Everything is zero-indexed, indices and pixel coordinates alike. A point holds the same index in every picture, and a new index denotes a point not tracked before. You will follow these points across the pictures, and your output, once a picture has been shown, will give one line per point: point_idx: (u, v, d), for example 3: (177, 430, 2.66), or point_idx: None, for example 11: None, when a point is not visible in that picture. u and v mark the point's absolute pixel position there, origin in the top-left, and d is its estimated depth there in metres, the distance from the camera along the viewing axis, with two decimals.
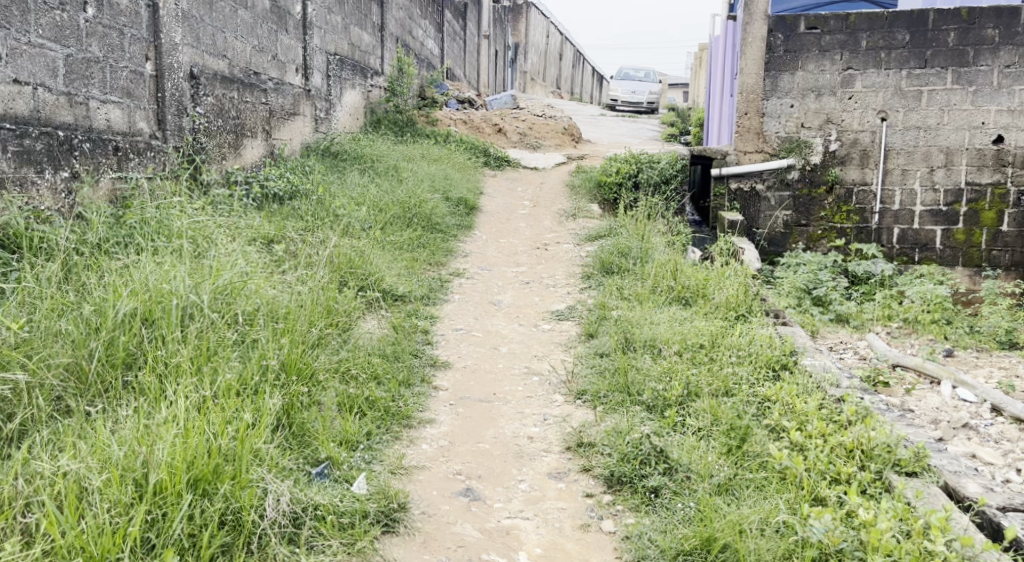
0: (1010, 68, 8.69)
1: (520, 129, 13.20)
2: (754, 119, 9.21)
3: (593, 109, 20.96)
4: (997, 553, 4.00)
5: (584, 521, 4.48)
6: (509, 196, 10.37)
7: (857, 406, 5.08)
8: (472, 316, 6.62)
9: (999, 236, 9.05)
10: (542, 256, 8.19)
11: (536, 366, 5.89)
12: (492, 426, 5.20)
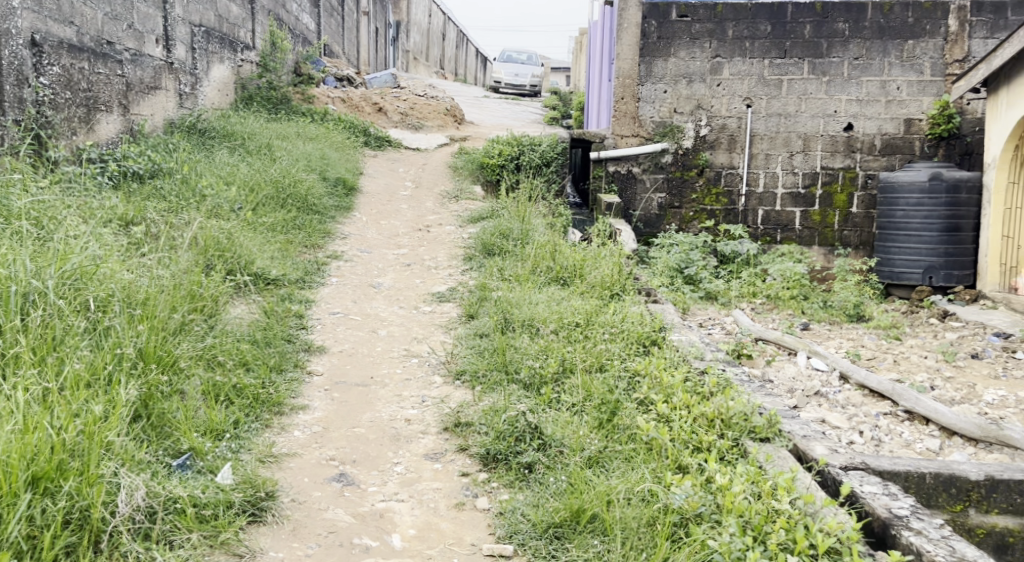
0: (858, 60, 9.13)
1: (401, 108, 13.12)
2: (630, 103, 9.42)
3: (478, 91, 20.99)
4: (836, 508, 4.11)
5: (459, 499, 4.50)
6: (390, 176, 10.32)
7: (719, 377, 5.31)
8: (351, 299, 6.60)
9: (849, 217, 9.44)
10: (424, 238, 8.19)
11: (416, 349, 5.91)
12: (369, 409, 5.21)
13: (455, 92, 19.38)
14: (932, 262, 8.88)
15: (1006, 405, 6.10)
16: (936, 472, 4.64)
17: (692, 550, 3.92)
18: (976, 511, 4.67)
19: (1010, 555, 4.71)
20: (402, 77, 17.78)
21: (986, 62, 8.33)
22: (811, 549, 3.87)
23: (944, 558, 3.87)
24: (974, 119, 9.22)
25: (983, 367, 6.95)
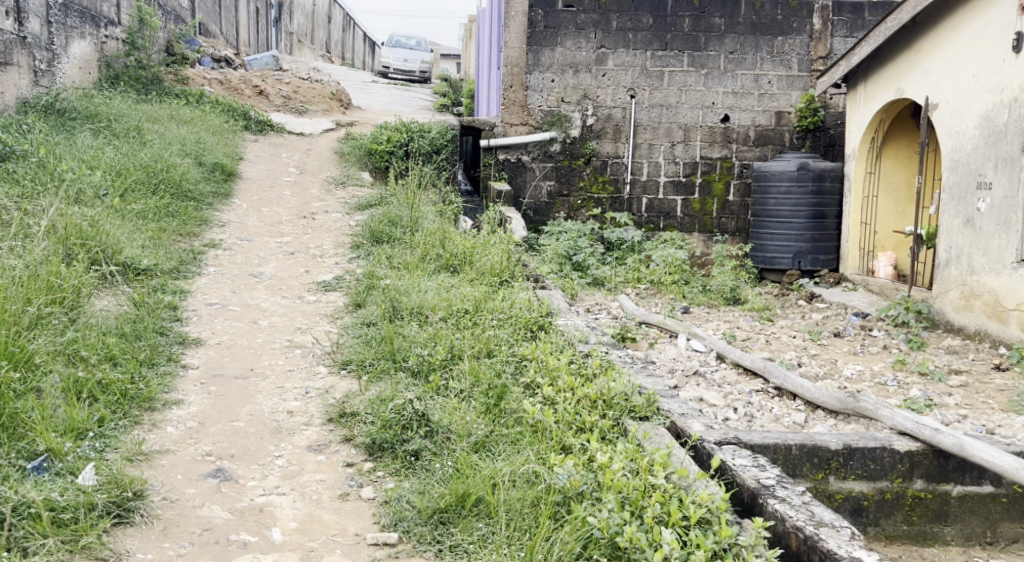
0: (734, 54, 9.56)
1: (283, 92, 12.96)
2: (519, 92, 9.60)
3: (365, 75, 20.87)
4: (707, 480, 4.31)
5: (343, 491, 4.44)
6: (273, 162, 10.17)
7: (602, 359, 5.53)
8: (230, 289, 6.53)
9: (727, 205, 9.85)
10: (309, 225, 8.15)
11: (299, 339, 5.85)
12: (249, 403, 5.09)
13: (341, 75, 19.21)
14: (801, 247, 9.35)
15: (864, 379, 6.54)
16: (801, 444, 4.97)
17: (574, 527, 3.98)
18: (835, 478, 5.02)
19: (864, 518, 5.08)
20: (283, 60, 17.56)
21: (845, 60, 8.87)
22: (683, 520, 4.02)
23: (804, 522, 4.14)
24: (836, 112, 9.83)
25: (844, 344, 7.44)
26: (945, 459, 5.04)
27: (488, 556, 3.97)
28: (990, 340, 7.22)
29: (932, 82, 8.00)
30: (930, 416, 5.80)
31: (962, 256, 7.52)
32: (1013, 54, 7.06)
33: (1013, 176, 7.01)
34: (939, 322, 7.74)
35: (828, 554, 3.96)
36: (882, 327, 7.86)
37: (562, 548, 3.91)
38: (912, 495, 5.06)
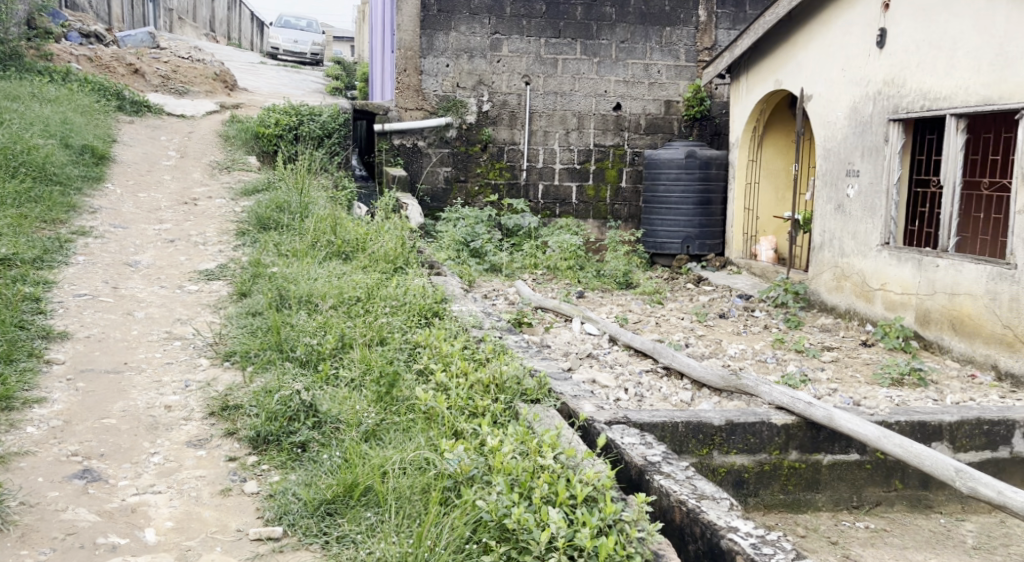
0: (625, 44, 9.82)
1: (161, 72, 12.62)
2: (413, 76, 9.55)
3: (253, 56, 20.41)
4: (594, 460, 4.38)
5: (224, 486, 4.35)
6: (150, 144, 9.85)
7: (495, 344, 5.60)
8: (102, 279, 6.33)
9: (620, 191, 10.09)
10: (190, 212, 7.94)
11: (178, 331, 5.70)
12: (122, 398, 4.95)
13: (227, 55, 18.75)
14: (689, 233, 9.59)
15: (745, 357, 6.75)
16: (687, 421, 5.12)
17: (462, 512, 4.00)
18: (718, 453, 5.18)
19: (744, 489, 5.26)
20: (163, 37, 16.96)
21: (729, 51, 9.08)
22: (570, 499, 4.07)
23: (687, 496, 4.30)
24: (721, 102, 10.17)
25: (729, 325, 7.66)
26: (817, 431, 5.26)
27: (375, 545, 3.94)
28: (858, 318, 7.58)
29: (806, 74, 8.33)
30: (804, 391, 6.02)
31: (834, 239, 7.90)
32: (877, 49, 7.41)
33: (878, 164, 7.38)
34: (815, 303, 8.13)
35: (709, 526, 4.12)
36: (763, 308, 8.13)
37: (451, 533, 3.92)
38: (788, 466, 5.26)
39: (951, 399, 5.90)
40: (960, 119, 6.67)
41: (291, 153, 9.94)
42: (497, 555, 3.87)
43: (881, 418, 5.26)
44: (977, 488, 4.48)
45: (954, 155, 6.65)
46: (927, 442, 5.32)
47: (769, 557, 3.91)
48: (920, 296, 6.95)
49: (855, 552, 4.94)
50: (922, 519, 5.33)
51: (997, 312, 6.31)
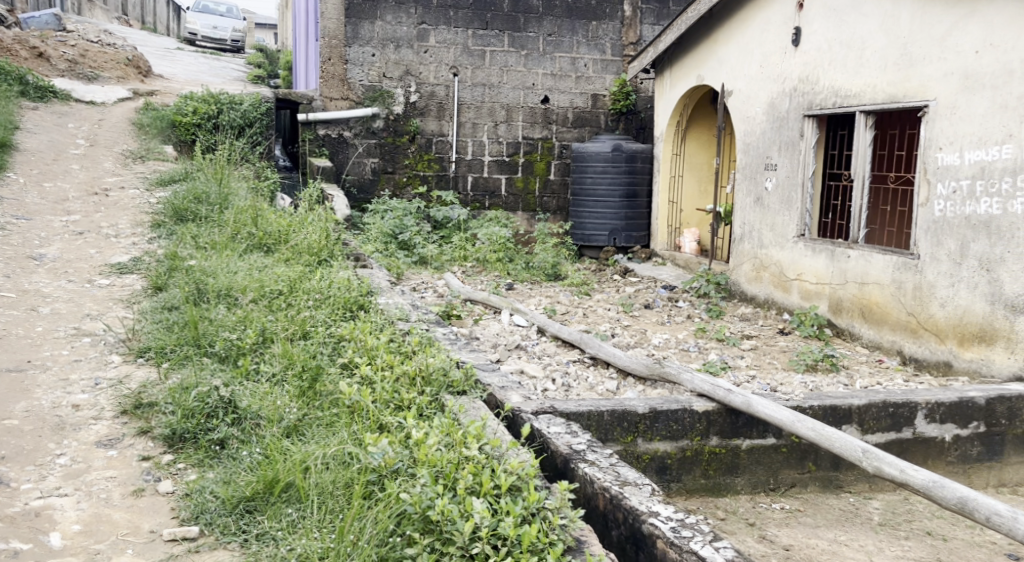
0: (551, 37, 9.92)
1: (69, 56, 12.24)
2: (338, 65, 9.43)
3: (170, 42, 19.90)
4: (519, 450, 4.37)
5: (137, 486, 4.22)
6: (56, 132, 9.51)
7: (421, 337, 5.55)
8: (5, 274, 6.10)
9: (548, 183, 10.17)
10: (100, 203, 7.70)
11: (88, 327, 5.52)
12: (25, 398, 4.77)
13: (143, 41, 18.25)
14: (616, 225, 9.67)
15: (669, 346, 6.82)
16: (612, 410, 5.17)
17: (386, 505, 3.94)
18: (642, 440, 5.23)
19: (668, 476, 5.31)
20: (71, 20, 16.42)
21: (653, 46, 9.12)
22: (494, 489, 4.05)
23: (610, 483, 4.34)
24: (647, 96, 10.30)
25: (654, 315, 7.73)
26: (736, 416, 5.34)
27: (297, 541, 3.87)
28: (776, 308, 7.72)
29: (727, 70, 8.42)
30: (724, 378, 6.09)
31: (754, 231, 8.02)
32: (793, 47, 7.53)
33: (794, 158, 7.50)
34: (736, 293, 8.25)
35: (631, 511, 4.17)
36: (687, 298, 8.22)
37: (375, 527, 3.87)
38: (708, 451, 5.33)
39: (861, 383, 6.02)
40: (869, 115, 6.84)
41: (209, 143, 9.71)
42: (422, 547, 3.81)
43: (795, 403, 5.34)
44: (881, 467, 4.58)
45: (863, 150, 6.81)
46: (837, 425, 5.41)
47: (688, 540, 3.97)
48: (833, 286, 7.11)
49: (771, 533, 5.05)
50: (833, 499, 5.45)
51: (903, 300, 6.50)
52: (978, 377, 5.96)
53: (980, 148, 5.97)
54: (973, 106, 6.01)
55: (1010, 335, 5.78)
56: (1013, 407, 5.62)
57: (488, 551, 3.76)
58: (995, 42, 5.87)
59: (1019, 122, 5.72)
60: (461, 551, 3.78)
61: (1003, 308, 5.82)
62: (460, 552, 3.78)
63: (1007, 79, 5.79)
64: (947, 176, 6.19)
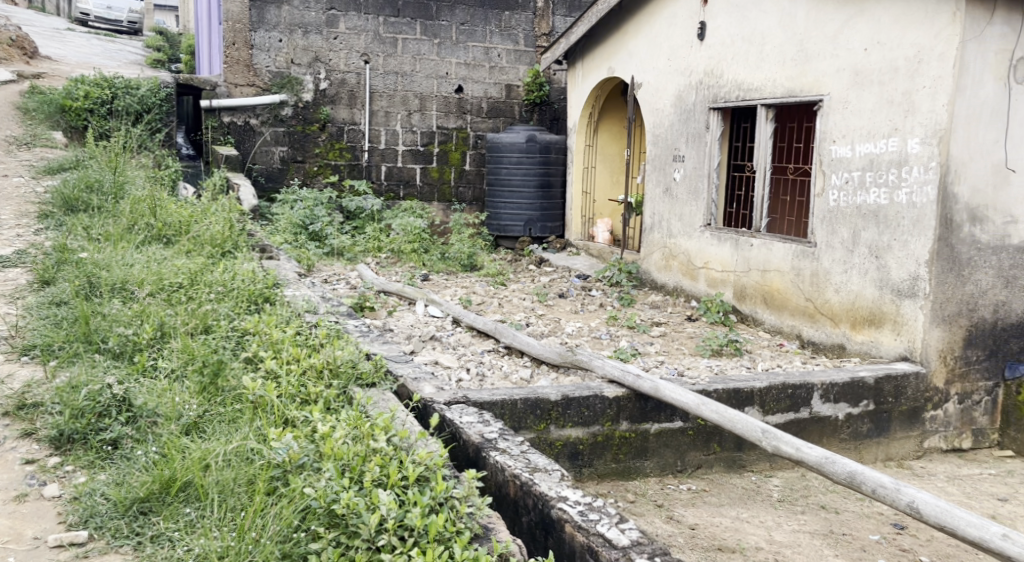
0: (464, 26, 9.92)
1: None
2: (243, 50, 9.20)
3: (61, 23, 19.10)
4: (428, 441, 4.33)
5: (20, 491, 4.02)
6: None
7: (329, 329, 5.45)
8: None
9: (463, 173, 10.16)
10: None
11: None
12: None
13: (32, 22, 17.49)
14: (531, 216, 9.66)
15: (581, 334, 6.82)
16: (525, 398, 5.14)
17: (289, 501, 3.84)
18: (555, 427, 5.22)
19: (579, 462, 5.30)
20: None
21: (564, 38, 9.10)
22: (402, 480, 3.98)
23: (520, 469, 4.33)
24: (559, 88, 10.45)
25: (567, 304, 7.74)
26: (644, 401, 5.38)
27: (195, 541, 3.74)
28: (684, 296, 7.81)
29: (636, 63, 8.48)
30: (635, 364, 6.12)
31: (663, 222, 8.09)
32: (698, 41, 7.60)
33: (700, 150, 7.58)
34: (646, 281, 8.31)
35: (540, 497, 4.15)
36: (600, 287, 8.26)
37: (277, 523, 3.76)
38: (618, 436, 5.35)
39: (762, 365, 6.12)
40: (770, 109, 6.91)
41: (102, 129, 9.39)
42: (326, 542, 3.71)
43: (701, 387, 5.39)
44: (779, 446, 4.62)
45: (765, 143, 6.87)
46: (740, 407, 5.48)
47: (594, 523, 3.96)
48: (737, 273, 7.21)
49: (678, 513, 5.10)
50: (736, 478, 5.56)
51: (801, 286, 6.63)
52: (868, 358, 6.13)
53: (869, 140, 6.11)
54: (862, 101, 6.15)
55: (896, 318, 5.96)
56: (900, 386, 5.78)
57: (394, 542, 3.68)
58: (881, 40, 6.01)
59: (904, 117, 5.87)
60: (366, 544, 3.70)
61: (891, 293, 5.99)
62: (365, 545, 3.69)
63: (893, 75, 5.93)
64: (840, 167, 6.32)
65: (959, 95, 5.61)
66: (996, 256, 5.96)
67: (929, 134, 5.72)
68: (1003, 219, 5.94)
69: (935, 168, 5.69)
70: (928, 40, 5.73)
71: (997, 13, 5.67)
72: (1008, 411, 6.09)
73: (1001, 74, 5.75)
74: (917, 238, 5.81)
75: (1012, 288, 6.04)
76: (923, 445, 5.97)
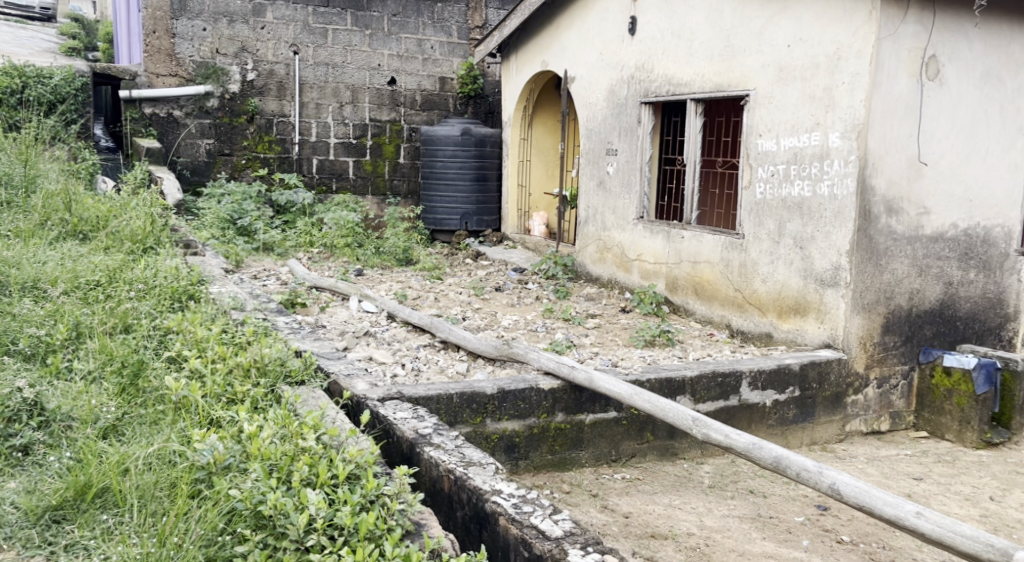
0: (396, 17, 9.80)
1: None
2: (163, 39, 8.95)
3: None
4: (360, 438, 4.23)
5: None
6: None
7: (256, 326, 5.30)
8: None
9: (398, 167, 10.05)
10: None
11: None
12: None
13: None
14: (467, 209, 9.60)
15: (518, 328, 6.76)
16: (461, 392, 5.06)
17: (214, 503, 3.71)
18: (491, 420, 5.15)
19: (516, 454, 5.24)
20: None
21: (498, 30, 9.05)
22: (332, 479, 3.87)
23: (455, 464, 4.25)
24: (493, 81, 10.43)
25: (503, 297, 7.68)
26: (580, 393, 5.34)
27: (111, 549, 3.58)
28: (618, 288, 7.81)
29: (569, 57, 8.44)
30: (570, 355, 6.08)
31: (597, 214, 8.08)
32: (629, 36, 7.58)
33: (632, 143, 7.57)
34: (582, 274, 8.30)
35: (474, 491, 4.08)
36: (536, 280, 8.21)
37: (201, 527, 3.63)
38: (554, 428, 5.31)
39: (694, 355, 6.12)
40: (698, 103, 6.91)
41: (12, 121, 8.74)
42: (253, 544, 3.59)
43: (634, 377, 5.37)
44: (709, 433, 4.62)
45: (694, 137, 6.88)
46: (672, 396, 5.48)
47: (528, 515, 3.90)
48: (669, 265, 7.22)
49: (612, 502, 5.06)
50: (668, 466, 5.56)
51: (730, 277, 6.66)
52: (794, 347, 6.19)
53: (793, 135, 6.14)
54: (786, 96, 6.18)
55: (820, 306, 6.01)
56: (823, 371, 5.83)
57: (323, 542, 3.58)
58: (803, 37, 6.04)
59: (825, 112, 5.92)
60: (294, 545, 3.59)
61: (815, 282, 6.03)
62: (293, 546, 3.58)
63: (814, 72, 5.97)
64: (766, 161, 6.35)
65: (875, 91, 5.67)
66: (911, 246, 6.03)
67: (848, 129, 5.77)
68: (917, 210, 6.01)
69: (854, 162, 5.75)
70: (847, 38, 5.77)
71: (910, 12, 5.73)
72: (924, 393, 6.20)
73: (913, 71, 5.82)
74: (838, 229, 5.86)
75: (926, 276, 6.13)
76: (845, 428, 6.02)
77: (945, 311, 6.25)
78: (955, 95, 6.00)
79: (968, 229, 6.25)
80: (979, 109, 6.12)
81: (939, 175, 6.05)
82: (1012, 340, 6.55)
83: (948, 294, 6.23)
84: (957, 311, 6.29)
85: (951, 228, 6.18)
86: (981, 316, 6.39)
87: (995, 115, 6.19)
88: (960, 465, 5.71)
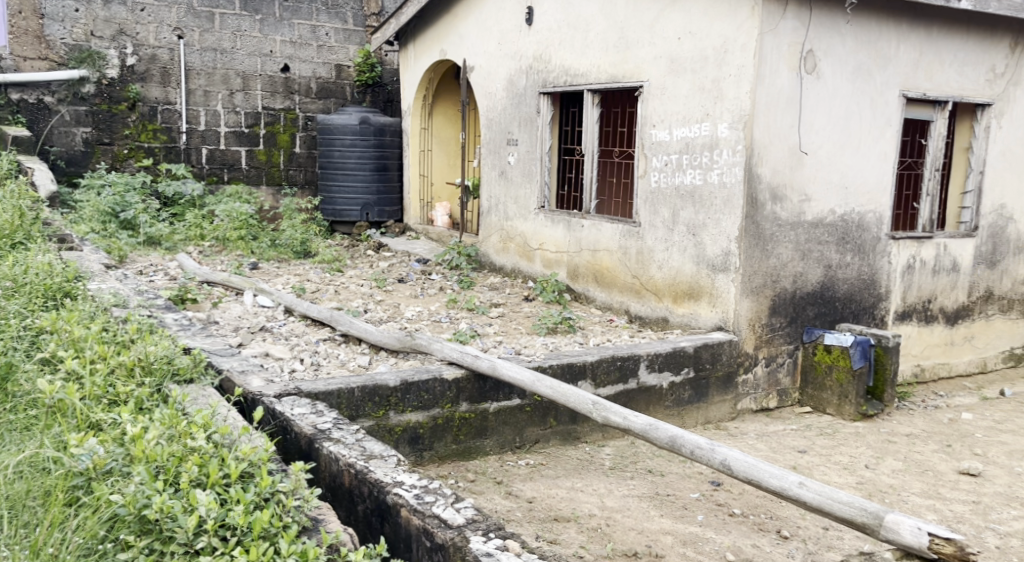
0: (288, 2, 9.51)
1: None
2: (32, 20, 8.51)
3: None
4: (254, 435, 4.01)
5: None
6: None
7: (140, 324, 5.03)
8: None
9: (293, 156, 9.80)
10: None
11: None
12: None
13: None
14: (367, 200, 9.39)
15: (421, 318, 6.61)
16: (362, 385, 4.90)
17: (94, 511, 3.47)
18: (395, 413, 5.00)
19: (421, 445, 5.09)
20: None
21: (395, 19, 8.89)
22: (223, 478, 3.66)
23: (355, 458, 4.10)
24: (392, 69, 10.22)
25: (406, 288, 7.51)
26: (482, 382, 5.24)
27: None
28: (522, 277, 7.73)
29: (467, 47, 8.32)
30: (473, 345, 5.96)
31: (499, 204, 7.97)
32: (526, 26, 7.50)
33: (532, 134, 7.49)
34: (485, 264, 8.19)
35: (375, 484, 3.93)
36: (439, 271, 8.07)
37: (78, 536, 3.40)
38: (458, 418, 5.19)
39: (595, 341, 6.08)
40: (595, 94, 6.87)
41: None
42: (137, 551, 3.37)
43: (535, 363, 5.29)
44: (608, 417, 4.56)
45: (592, 128, 6.84)
46: (573, 382, 5.41)
47: (430, 505, 3.76)
48: (569, 253, 7.17)
49: (516, 488, 4.97)
50: (571, 450, 5.49)
51: (627, 265, 6.64)
52: (688, 330, 6.20)
53: (684, 125, 6.14)
54: (677, 88, 6.18)
55: (712, 291, 6.03)
56: (716, 352, 5.85)
57: (214, 543, 3.37)
58: (692, 30, 6.04)
59: (714, 103, 5.93)
60: (183, 549, 3.37)
61: (707, 268, 6.05)
62: (182, 549, 3.37)
63: (703, 64, 5.99)
64: (660, 151, 6.34)
65: (759, 83, 5.71)
66: (793, 232, 6.05)
67: (736, 120, 5.80)
68: (799, 197, 6.04)
69: (741, 151, 5.77)
70: (733, 31, 5.79)
71: (790, 7, 5.76)
72: (806, 371, 6.25)
73: (793, 65, 5.85)
74: (728, 216, 5.89)
75: (807, 259, 6.15)
76: (736, 407, 6.05)
77: (824, 292, 6.28)
78: (832, 88, 6.04)
79: (844, 215, 6.28)
80: (853, 102, 6.16)
81: (819, 164, 6.09)
82: (884, 318, 6.62)
83: (827, 276, 6.27)
84: (836, 292, 6.33)
85: (829, 215, 6.21)
86: (857, 297, 6.42)
87: (867, 107, 6.24)
88: (839, 437, 5.81)
